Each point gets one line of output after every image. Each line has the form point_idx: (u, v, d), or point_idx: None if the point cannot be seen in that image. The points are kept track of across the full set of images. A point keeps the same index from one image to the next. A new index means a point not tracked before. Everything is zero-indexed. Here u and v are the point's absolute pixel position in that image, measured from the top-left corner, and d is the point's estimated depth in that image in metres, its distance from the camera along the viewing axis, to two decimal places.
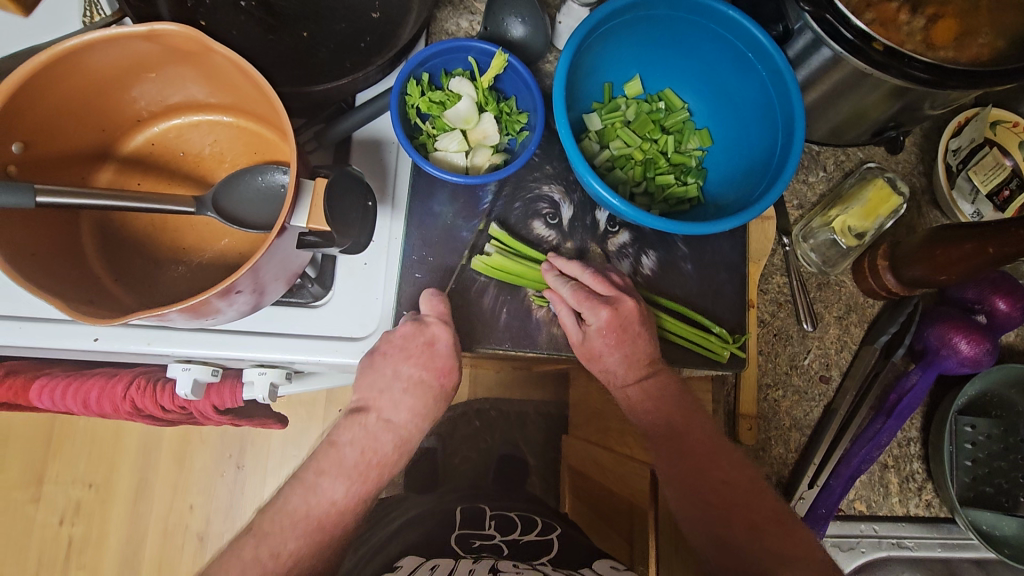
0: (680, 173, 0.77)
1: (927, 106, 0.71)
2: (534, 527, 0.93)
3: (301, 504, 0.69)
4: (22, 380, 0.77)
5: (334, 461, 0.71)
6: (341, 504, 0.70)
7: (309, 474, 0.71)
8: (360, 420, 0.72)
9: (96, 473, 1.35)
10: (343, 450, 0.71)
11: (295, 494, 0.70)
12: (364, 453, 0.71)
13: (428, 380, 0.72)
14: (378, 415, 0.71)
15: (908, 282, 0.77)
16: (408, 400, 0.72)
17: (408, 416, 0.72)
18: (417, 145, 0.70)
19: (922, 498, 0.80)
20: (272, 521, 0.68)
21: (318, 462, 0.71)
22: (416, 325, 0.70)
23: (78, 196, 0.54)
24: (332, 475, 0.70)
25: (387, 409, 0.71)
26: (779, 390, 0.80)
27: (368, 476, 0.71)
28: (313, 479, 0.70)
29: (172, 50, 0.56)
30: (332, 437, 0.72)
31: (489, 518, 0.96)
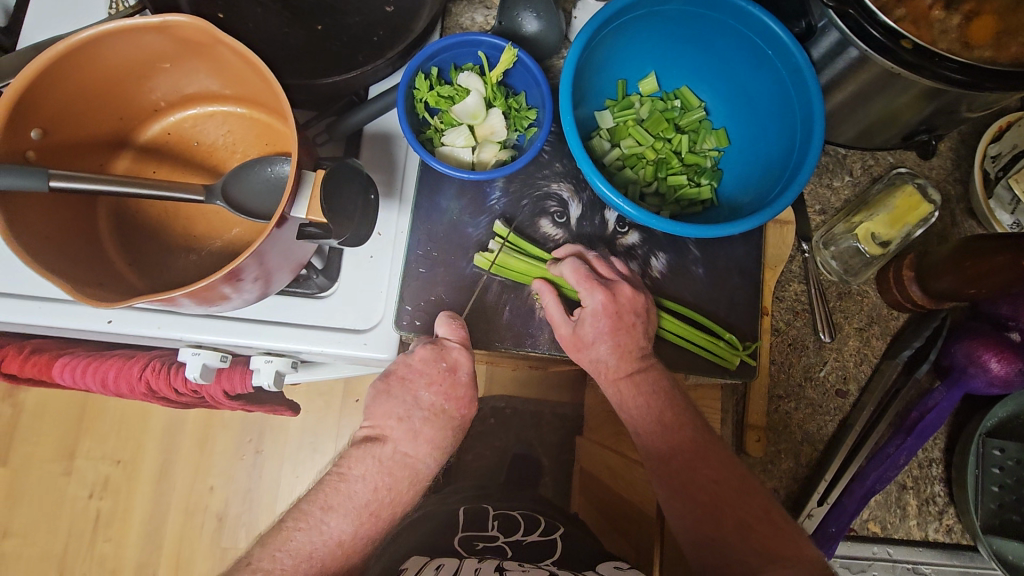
0: (693, 173, 0.74)
1: (965, 108, 0.67)
2: (541, 530, 0.92)
3: (306, 542, 0.67)
4: (46, 358, 0.80)
5: (342, 498, 0.69)
6: (349, 544, 0.68)
7: (314, 510, 0.68)
8: (374, 451, 0.70)
9: (124, 450, 1.40)
10: (355, 485, 0.69)
11: (300, 529, 0.67)
12: (377, 490, 0.69)
13: (447, 409, 0.72)
14: (396, 446, 0.70)
15: (935, 294, 0.73)
16: (427, 431, 0.71)
17: (426, 449, 0.71)
18: (423, 140, 0.70)
19: (943, 523, 0.76)
20: (274, 558, 0.65)
21: (325, 497, 0.69)
22: (436, 349, 0.70)
23: (90, 181, 0.56)
24: (340, 512, 0.68)
25: (404, 440, 0.70)
26: (791, 402, 0.77)
27: (378, 515, 0.69)
28: (320, 516, 0.68)
29: (185, 41, 0.57)
30: (342, 470, 0.70)
31: (492, 520, 0.94)
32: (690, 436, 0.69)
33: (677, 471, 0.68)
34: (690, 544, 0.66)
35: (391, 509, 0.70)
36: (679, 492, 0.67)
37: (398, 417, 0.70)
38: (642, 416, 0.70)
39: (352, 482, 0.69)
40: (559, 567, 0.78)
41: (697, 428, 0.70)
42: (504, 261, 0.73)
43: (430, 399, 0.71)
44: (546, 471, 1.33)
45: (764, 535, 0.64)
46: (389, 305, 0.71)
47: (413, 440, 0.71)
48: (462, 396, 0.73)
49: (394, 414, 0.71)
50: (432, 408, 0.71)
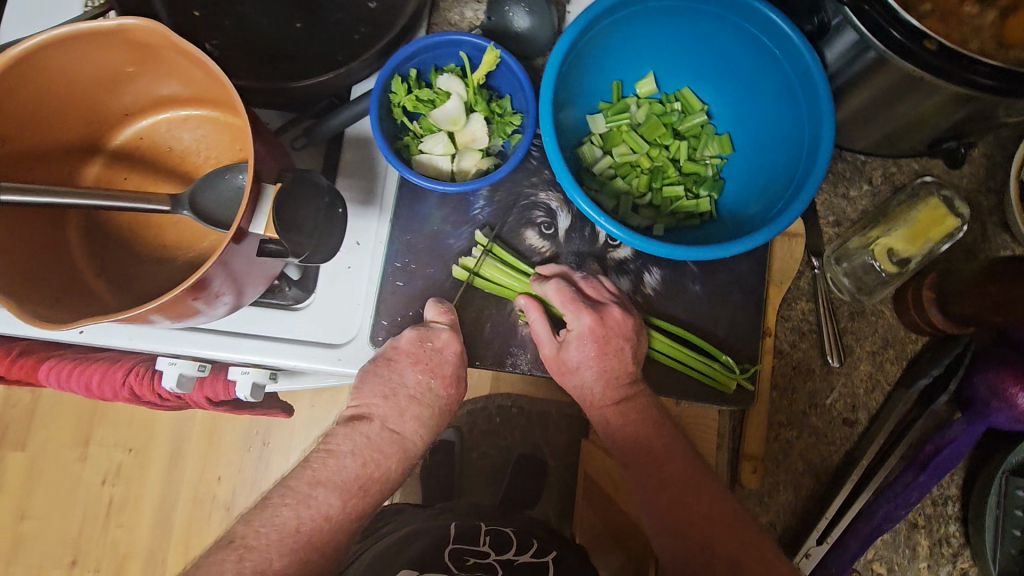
0: (691, 183, 0.69)
1: (1002, 113, 0.59)
2: (534, 551, 0.86)
3: (292, 516, 0.61)
4: (32, 361, 0.79)
5: (330, 473, 0.64)
6: (337, 519, 0.63)
7: (302, 485, 0.63)
8: (361, 429, 0.67)
9: (136, 438, 1.38)
10: (344, 459, 0.65)
11: (287, 504, 0.62)
12: (366, 465, 0.66)
13: (433, 387, 0.68)
14: (383, 421, 0.67)
15: (957, 319, 0.66)
16: (414, 409, 0.68)
17: (413, 426, 0.69)
18: (400, 147, 0.66)
19: (956, 566, 0.71)
20: (259, 534, 0.60)
21: (312, 472, 0.64)
22: (421, 332, 0.66)
23: (44, 194, 0.53)
24: (329, 486, 0.64)
25: (392, 418, 0.68)
26: (792, 430, 0.72)
27: (367, 490, 0.66)
28: (307, 491, 0.63)
29: (143, 46, 0.55)
30: (328, 446, 0.66)
31: (484, 534, 0.87)
32: (683, 467, 0.65)
33: (666, 503, 0.64)
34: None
35: (379, 485, 0.66)
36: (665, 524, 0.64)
37: (383, 394, 0.67)
38: (628, 443, 0.66)
39: (340, 457, 0.65)
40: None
41: (692, 458, 0.66)
42: (485, 274, 0.69)
43: (414, 378, 0.67)
44: (551, 473, 1.27)
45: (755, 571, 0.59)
46: (366, 319, 0.69)
47: (399, 416, 0.68)
48: (448, 374, 0.68)
49: (379, 391, 0.67)
50: (415, 389, 0.68)
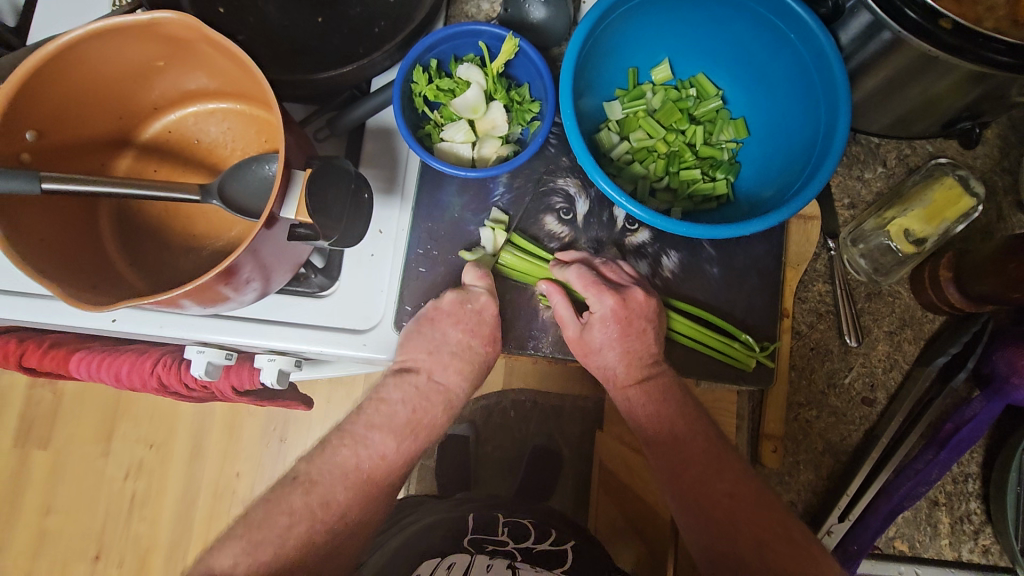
0: (708, 167, 0.70)
1: (1017, 92, 0.60)
2: (553, 540, 0.81)
3: (350, 455, 0.70)
4: (63, 352, 0.82)
5: (385, 417, 0.71)
6: (391, 458, 0.70)
7: (359, 427, 0.71)
8: (410, 379, 0.71)
9: (157, 435, 1.40)
10: (395, 406, 0.71)
11: (345, 445, 0.70)
12: (415, 411, 0.72)
13: (473, 344, 0.70)
14: (429, 374, 0.72)
15: (976, 298, 0.67)
16: (456, 363, 0.72)
17: (456, 378, 0.73)
18: (422, 136, 0.68)
19: (978, 543, 0.71)
20: (321, 470, 0.68)
21: (367, 416, 0.71)
22: (462, 295, 0.69)
23: (81, 182, 0.55)
24: (383, 429, 0.71)
25: (437, 370, 0.72)
26: (812, 410, 0.72)
27: (417, 432, 0.72)
28: (363, 433, 0.71)
29: (176, 40, 0.57)
30: (381, 394, 0.72)
31: (501, 525, 0.83)
32: (706, 447, 0.66)
33: (689, 485, 0.65)
34: (705, 561, 0.63)
35: (428, 429, 0.72)
36: (687, 504, 0.65)
37: (427, 350, 0.70)
38: (651, 424, 0.68)
39: (392, 405, 0.71)
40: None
41: (715, 438, 0.67)
42: (504, 260, 0.71)
43: (457, 336, 0.70)
44: (566, 465, 1.27)
45: (781, 552, 0.60)
46: (389, 305, 0.70)
47: (444, 369, 0.72)
48: (486, 334, 0.70)
49: (424, 347, 0.70)
50: (458, 345, 0.71)
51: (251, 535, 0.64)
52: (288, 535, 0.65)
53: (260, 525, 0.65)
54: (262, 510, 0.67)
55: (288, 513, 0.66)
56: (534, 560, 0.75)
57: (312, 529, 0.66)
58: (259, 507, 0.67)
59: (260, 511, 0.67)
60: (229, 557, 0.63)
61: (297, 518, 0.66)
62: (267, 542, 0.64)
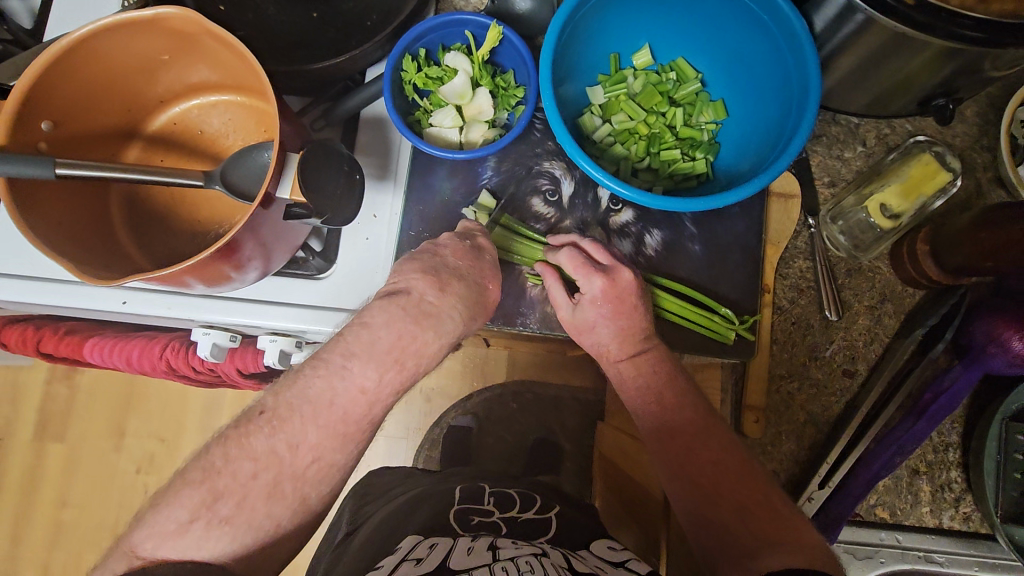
0: (688, 147, 0.72)
1: (989, 66, 0.62)
2: (536, 508, 0.81)
3: (327, 387, 0.60)
4: (78, 338, 0.86)
5: (365, 345, 0.61)
6: (373, 392, 0.61)
7: (336, 356, 0.61)
8: (399, 301, 0.63)
9: (167, 429, 1.45)
10: (378, 332, 0.61)
11: (320, 376, 0.60)
12: (401, 337, 0.62)
13: (474, 270, 0.68)
14: (421, 295, 0.64)
15: (951, 270, 0.69)
16: (454, 284, 0.65)
17: (452, 302, 0.65)
18: (411, 122, 0.71)
19: (959, 511, 0.72)
20: (293, 407, 0.59)
21: (346, 344, 0.61)
22: (459, 234, 0.70)
23: (93, 168, 0.59)
24: (363, 359, 0.61)
25: (429, 290, 0.64)
26: (794, 381, 0.74)
27: (403, 363, 0.62)
28: (341, 363, 0.61)
29: (179, 34, 0.60)
30: (363, 319, 0.62)
31: (487, 495, 0.84)
32: (694, 417, 0.67)
33: (675, 455, 0.67)
34: (691, 526, 0.64)
35: (416, 358, 0.63)
36: (672, 470, 0.67)
37: (422, 271, 0.65)
38: (639, 397, 0.70)
39: (375, 329, 0.61)
40: (555, 553, 0.67)
41: (703, 411, 0.68)
42: (509, 249, 0.74)
43: (456, 261, 0.67)
44: (567, 456, 1.28)
45: (762, 519, 0.60)
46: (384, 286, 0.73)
47: (439, 291, 0.64)
48: (486, 269, 0.69)
49: (419, 268, 0.65)
50: (455, 268, 0.67)
51: (210, 485, 0.57)
52: (252, 485, 0.57)
53: (221, 472, 0.57)
54: (219, 454, 0.58)
55: (254, 457, 0.58)
56: (517, 526, 0.75)
57: (280, 476, 0.58)
58: (217, 447, 0.58)
59: (217, 453, 0.58)
60: (181, 512, 0.56)
61: (263, 464, 0.58)
62: (229, 494, 0.56)
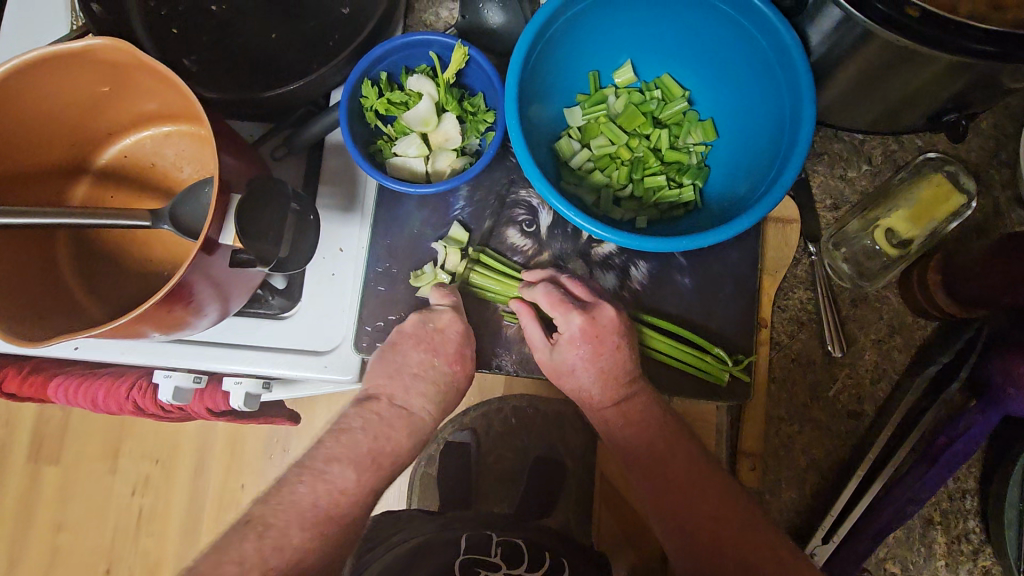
0: (674, 172, 0.67)
1: (1007, 80, 0.55)
2: (547, 568, 0.72)
3: (308, 494, 0.58)
4: (41, 379, 0.81)
5: (346, 448, 0.62)
6: (354, 492, 0.60)
7: (316, 461, 0.60)
8: (372, 408, 0.65)
9: (163, 449, 1.20)
10: (357, 435, 0.63)
11: (303, 482, 0.59)
12: (377, 438, 0.63)
13: (437, 364, 0.66)
14: (390, 400, 0.66)
15: (965, 301, 0.63)
16: (419, 385, 0.67)
17: (420, 402, 0.67)
18: (373, 151, 0.66)
19: (977, 564, 0.67)
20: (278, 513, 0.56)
21: (327, 449, 0.61)
22: (424, 314, 0.67)
23: (22, 215, 0.54)
24: (343, 462, 0.61)
25: (399, 394, 0.66)
26: (793, 424, 0.69)
27: (382, 464, 0.63)
28: (321, 467, 0.60)
29: (111, 66, 0.56)
30: (342, 424, 0.64)
31: (494, 545, 0.74)
32: (688, 468, 0.61)
33: (671, 507, 0.61)
34: None
35: (394, 458, 0.64)
36: (671, 523, 0.61)
37: (387, 374, 0.66)
38: (630, 445, 0.64)
39: (354, 433, 0.63)
40: None
41: (698, 458, 0.62)
42: (483, 287, 0.70)
43: (418, 358, 0.66)
44: (570, 474, 1.00)
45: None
46: (349, 328, 0.69)
47: (405, 393, 0.66)
48: (451, 355, 0.67)
49: (384, 371, 0.66)
50: (419, 368, 0.67)
51: None
52: None
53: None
54: None
55: (238, 561, 0.52)
56: None
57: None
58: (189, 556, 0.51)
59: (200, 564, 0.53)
60: None
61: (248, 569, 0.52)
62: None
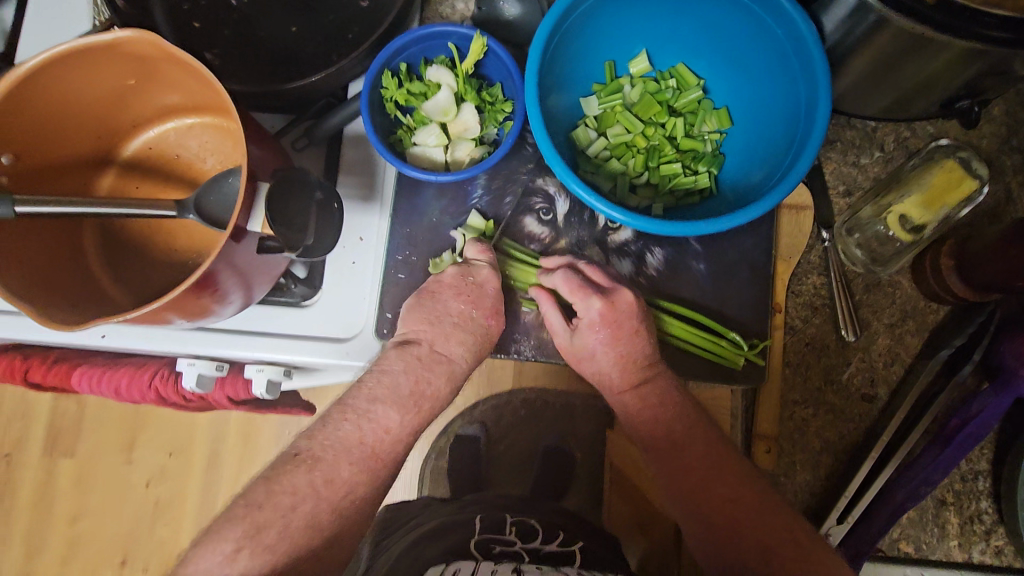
0: (689, 160, 0.68)
1: (1021, 67, 0.56)
2: (560, 542, 0.73)
3: (353, 431, 0.60)
4: (65, 368, 0.82)
5: (386, 389, 0.62)
6: (396, 432, 0.62)
7: (358, 401, 0.61)
8: (411, 351, 0.65)
9: (178, 441, 1.21)
10: (397, 377, 0.63)
11: (347, 421, 0.61)
12: (419, 381, 0.64)
13: (475, 316, 0.66)
14: (431, 344, 0.65)
15: (978, 285, 0.64)
16: (460, 333, 0.66)
17: (459, 350, 0.67)
18: (393, 141, 0.67)
19: (990, 544, 0.68)
20: (325, 447, 0.58)
21: (368, 389, 0.62)
22: (462, 268, 0.67)
23: (56, 204, 0.56)
24: (386, 401, 0.61)
25: (438, 341, 0.66)
26: (808, 407, 0.70)
27: (422, 407, 0.63)
28: (366, 406, 0.61)
29: (140, 58, 0.57)
30: (382, 366, 0.64)
31: (508, 524, 0.76)
32: (706, 450, 0.62)
33: (690, 489, 0.62)
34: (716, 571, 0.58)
35: (433, 401, 0.64)
36: (689, 505, 0.62)
37: (428, 321, 0.65)
38: (649, 427, 0.65)
39: (393, 375, 0.63)
40: None
41: (715, 440, 0.63)
42: (506, 274, 0.70)
43: (460, 303, 0.66)
44: (580, 464, 1.02)
45: (787, 559, 0.55)
46: (369, 315, 0.70)
47: (446, 339, 0.66)
48: (488, 307, 0.67)
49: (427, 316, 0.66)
50: (461, 315, 0.66)
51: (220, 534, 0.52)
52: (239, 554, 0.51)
53: (262, 506, 0.54)
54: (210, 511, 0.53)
55: (291, 492, 0.56)
56: (540, 562, 0.67)
57: (318, 511, 0.56)
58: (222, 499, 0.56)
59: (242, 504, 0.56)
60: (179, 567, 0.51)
61: (300, 500, 0.55)
62: (269, 526, 0.53)
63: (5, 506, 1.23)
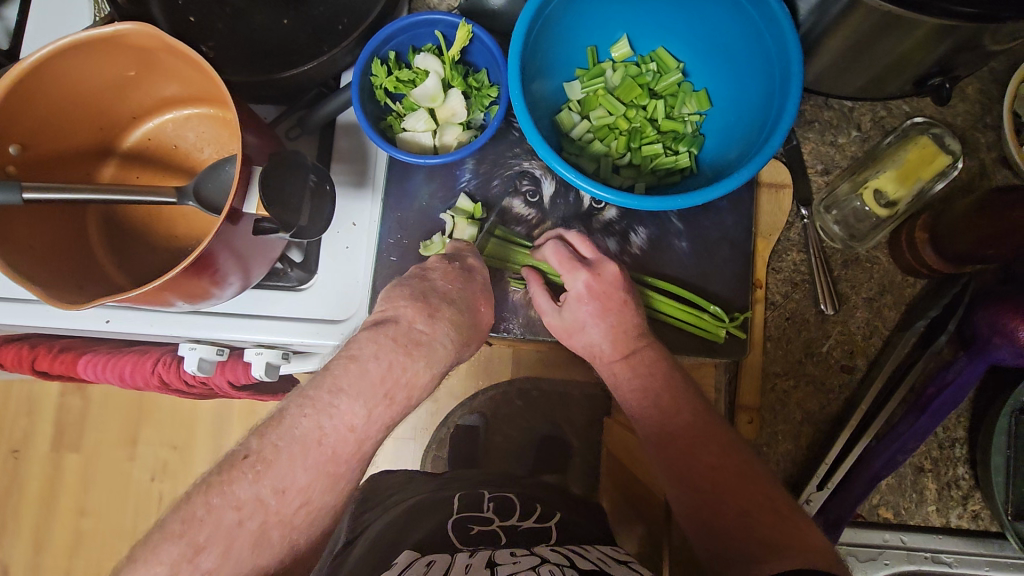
0: (670, 141, 0.70)
1: (988, 41, 0.58)
2: (536, 517, 0.74)
3: (313, 428, 0.55)
4: (72, 355, 0.86)
5: (353, 378, 0.56)
6: (361, 431, 0.56)
7: (321, 394, 0.56)
8: (386, 331, 0.59)
9: (182, 435, 1.24)
10: (367, 364, 0.57)
11: (306, 416, 0.55)
12: (391, 369, 0.57)
13: (461, 294, 0.65)
14: (410, 323, 0.60)
15: (951, 257, 0.66)
16: (445, 314, 0.62)
17: (444, 330, 0.61)
18: (384, 127, 0.70)
19: (967, 509, 0.71)
20: (278, 448, 0.53)
21: (334, 379, 0.56)
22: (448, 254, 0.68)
23: (60, 190, 0.58)
24: (351, 394, 0.56)
25: (419, 318, 0.60)
26: (790, 379, 0.72)
27: (394, 397, 0.57)
28: (328, 401, 0.55)
29: (139, 49, 0.59)
30: (351, 351, 0.58)
31: (487, 502, 0.76)
32: (692, 420, 0.64)
33: (675, 458, 0.63)
34: (703, 542, 0.59)
35: (407, 391, 0.58)
36: (674, 475, 0.62)
37: (412, 297, 0.62)
38: (637, 399, 0.66)
39: (363, 362, 0.57)
40: (554, 553, 0.61)
41: (701, 410, 0.64)
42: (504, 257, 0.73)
43: (447, 284, 0.64)
44: (575, 453, 1.05)
45: (765, 526, 0.55)
46: (363, 297, 0.72)
47: (429, 317, 0.61)
48: (477, 292, 0.66)
49: (408, 294, 0.62)
50: (446, 293, 0.63)
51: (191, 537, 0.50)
52: (237, 535, 0.51)
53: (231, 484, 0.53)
54: (200, 504, 0.51)
55: (237, 506, 0.52)
56: (517, 539, 0.67)
57: (266, 524, 0.52)
58: (199, 497, 0.52)
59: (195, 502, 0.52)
60: (159, 568, 0.49)
61: (247, 513, 0.52)
62: (211, 545, 0.50)
63: (14, 500, 1.27)
